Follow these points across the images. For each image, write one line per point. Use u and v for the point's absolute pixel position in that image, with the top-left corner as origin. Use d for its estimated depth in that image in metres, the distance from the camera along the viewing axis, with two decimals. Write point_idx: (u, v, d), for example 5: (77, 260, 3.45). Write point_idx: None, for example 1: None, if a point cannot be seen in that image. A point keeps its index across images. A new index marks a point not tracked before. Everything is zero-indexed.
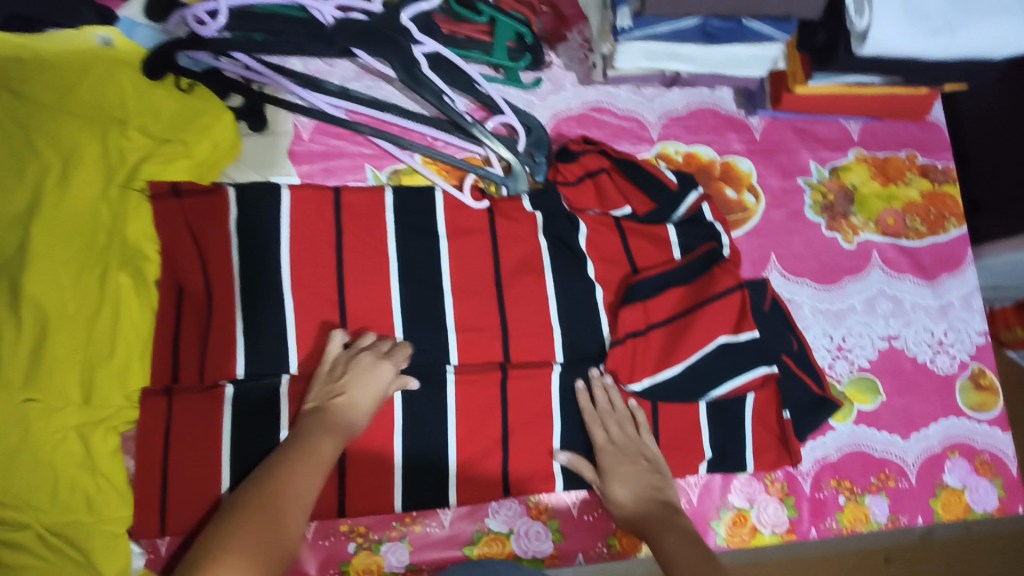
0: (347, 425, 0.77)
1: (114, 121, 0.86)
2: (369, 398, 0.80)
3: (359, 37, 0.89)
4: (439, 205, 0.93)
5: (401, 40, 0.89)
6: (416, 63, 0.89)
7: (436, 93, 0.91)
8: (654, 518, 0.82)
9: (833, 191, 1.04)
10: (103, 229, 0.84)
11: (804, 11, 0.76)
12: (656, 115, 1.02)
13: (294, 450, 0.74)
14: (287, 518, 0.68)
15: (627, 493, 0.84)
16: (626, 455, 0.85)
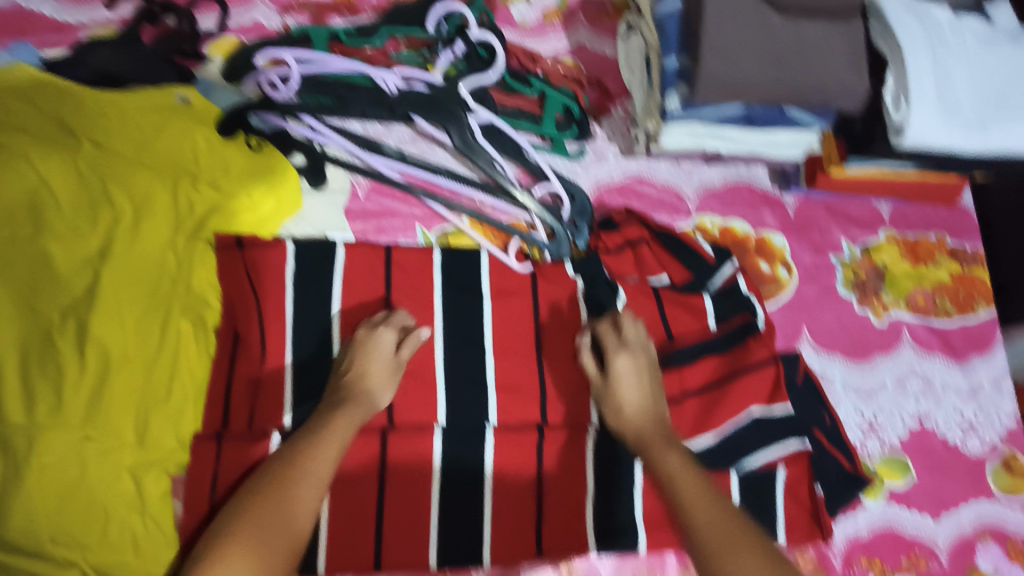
0: (364, 401, 0.82)
1: (186, 175, 0.92)
2: (390, 370, 0.85)
3: (418, 106, 0.94)
4: (484, 266, 0.97)
5: (457, 110, 0.94)
6: (471, 133, 0.94)
7: (487, 162, 0.95)
8: (658, 432, 0.82)
9: (864, 269, 1.07)
10: (169, 276, 0.88)
11: (845, 104, 0.79)
12: (694, 188, 1.06)
13: (313, 429, 0.78)
14: (298, 502, 0.72)
15: (637, 397, 0.85)
16: (638, 364, 0.87)
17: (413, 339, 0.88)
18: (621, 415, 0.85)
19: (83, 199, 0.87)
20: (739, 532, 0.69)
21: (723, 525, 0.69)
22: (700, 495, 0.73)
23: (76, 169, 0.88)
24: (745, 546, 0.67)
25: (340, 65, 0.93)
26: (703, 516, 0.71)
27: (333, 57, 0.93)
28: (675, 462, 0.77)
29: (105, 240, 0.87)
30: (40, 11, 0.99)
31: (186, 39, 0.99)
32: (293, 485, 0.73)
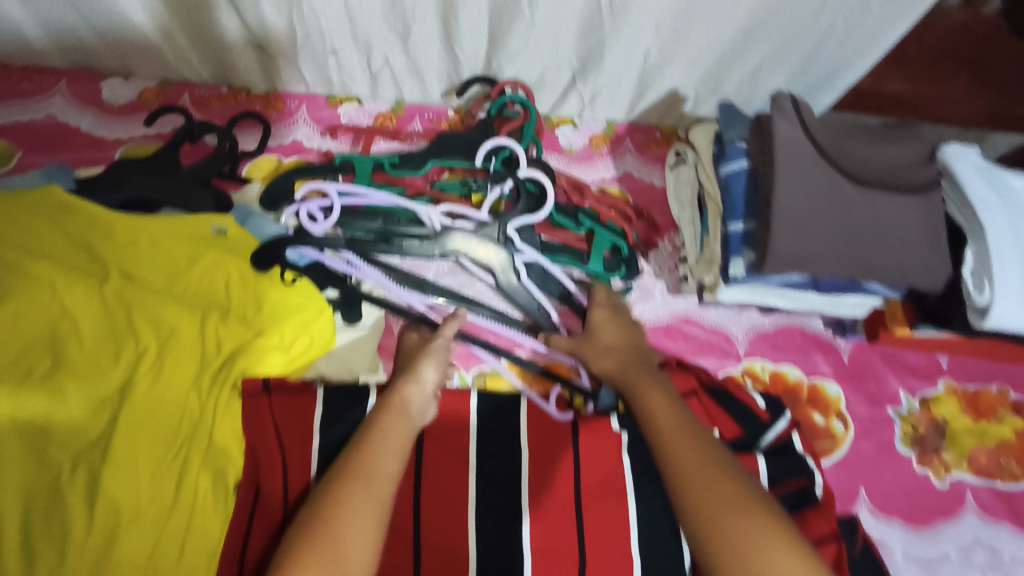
0: (418, 402, 0.81)
1: (216, 308, 0.87)
2: (434, 346, 0.87)
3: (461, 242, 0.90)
4: (524, 414, 0.92)
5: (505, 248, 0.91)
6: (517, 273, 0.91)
7: (531, 301, 0.93)
8: (638, 369, 0.87)
9: (923, 423, 1.01)
10: (189, 418, 0.81)
11: (925, 282, 0.72)
12: (743, 329, 1.01)
13: (371, 436, 0.76)
14: (350, 518, 0.68)
15: (611, 340, 0.91)
16: (614, 318, 0.94)
17: (453, 323, 0.90)
18: (604, 356, 0.90)
19: (106, 331, 0.81)
20: (714, 471, 0.73)
21: (703, 475, 0.73)
22: (680, 449, 0.76)
23: (101, 298, 0.82)
24: (717, 494, 0.71)
25: (385, 200, 0.89)
26: (687, 471, 0.74)
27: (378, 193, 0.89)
28: (662, 416, 0.80)
29: (126, 377, 0.80)
30: (77, 124, 0.97)
31: (223, 159, 0.95)
32: (352, 496, 0.69)
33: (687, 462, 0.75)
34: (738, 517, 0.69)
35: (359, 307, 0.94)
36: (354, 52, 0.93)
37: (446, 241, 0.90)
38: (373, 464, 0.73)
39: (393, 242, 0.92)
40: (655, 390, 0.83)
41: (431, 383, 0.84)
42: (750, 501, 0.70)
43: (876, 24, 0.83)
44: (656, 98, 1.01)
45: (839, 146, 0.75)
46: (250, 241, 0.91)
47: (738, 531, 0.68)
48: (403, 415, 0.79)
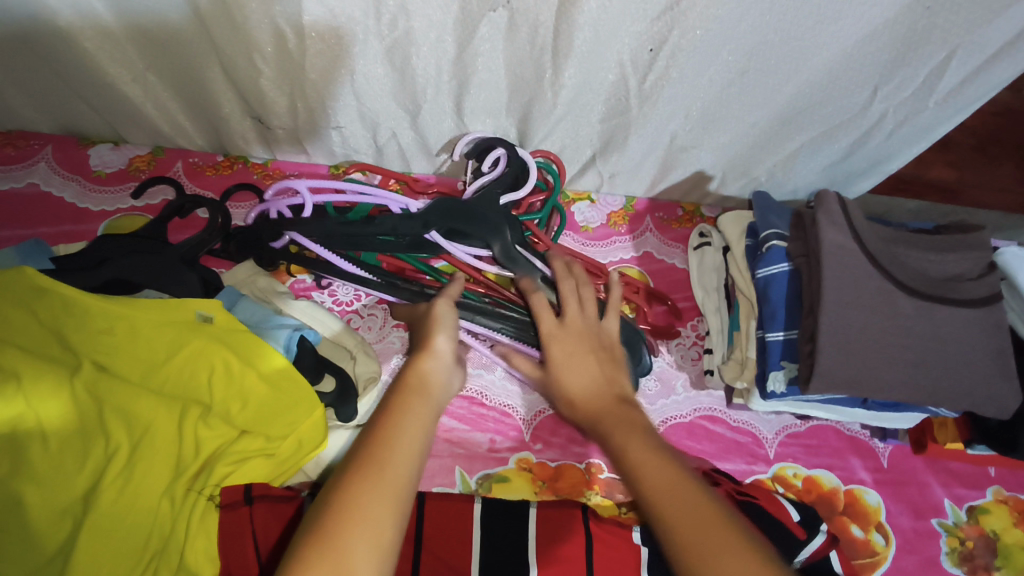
0: (438, 376, 0.61)
1: (197, 404, 0.78)
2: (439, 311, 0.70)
3: (447, 216, 0.80)
4: (531, 521, 0.81)
5: (494, 223, 0.80)
6: (510, 246, 0.80)
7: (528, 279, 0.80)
8: (609, 412, 0.59)
9: (972, 537, 0.90)
10: (160, 532, 0.71)
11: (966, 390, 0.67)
12: (773, 430, 0.92)
13: (382, 420, 0.54)
14: (374, 499, 0.47)
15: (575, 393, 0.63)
16: (579, 343, 0.67)
17: (455, 287, 0.77)
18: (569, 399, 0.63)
19: (74, 428, 0.72)
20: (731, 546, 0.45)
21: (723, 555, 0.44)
22: (689, 516, 0.47)
23: (72, 394, 0.73)
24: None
25: (366, 192, 0.82)
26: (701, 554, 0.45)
27: (352, 177, 0.81)
28: (653, 473, 0.50)
29: (91, 485, 0.71)
30: (60, 194, 0.91)
31: (216, 235, 0.89)
32: (373, 478, 0.48)
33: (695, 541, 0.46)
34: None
35: (355, 402, 0.86)
36: (359, 127, 0.88)
37: (434, 208, 0.81)
38: (389, 443, 0.51)
39: (378, 221, 0.81)
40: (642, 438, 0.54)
41: (446, 354, 0.65)
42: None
43: (930, 119, 0.81)
44: (681, 177, 0.95)
45: (891, 255, 0.71)
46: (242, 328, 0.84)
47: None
48: (422, 393, 0.58)
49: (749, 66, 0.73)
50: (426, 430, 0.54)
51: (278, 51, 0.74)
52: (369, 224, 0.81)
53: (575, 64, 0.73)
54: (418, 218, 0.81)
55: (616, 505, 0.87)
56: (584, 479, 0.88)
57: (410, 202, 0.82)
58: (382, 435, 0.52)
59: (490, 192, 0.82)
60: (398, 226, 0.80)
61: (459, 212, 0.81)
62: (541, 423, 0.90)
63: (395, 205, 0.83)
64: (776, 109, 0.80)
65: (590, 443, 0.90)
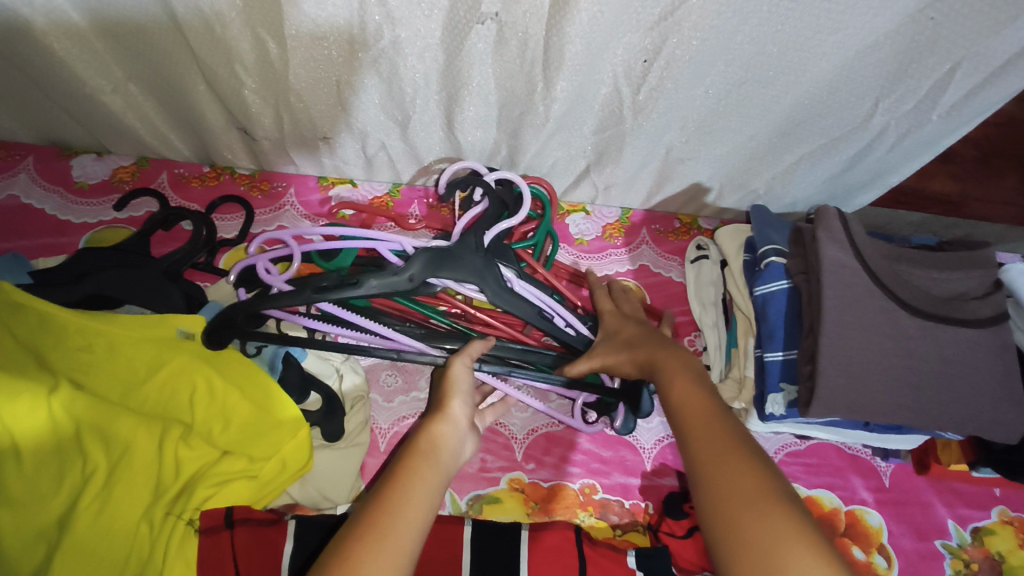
0: (451, 441, 0.61)
1: (178, 424, 0.76)
2: (455, 374, 0.69)
3: (436, 264, 0.72)
4: (522, 544, 0.78)
5: (484, 266, 0.73)
6: (506, 289, 0.73)
7: (534, 320, 0.75)
8: (664, 355, 0.66)
9: (976, 560, 0.87)
10: (137, 557, 0.69)
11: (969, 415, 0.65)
12: (772, 448, 0.90)
13: (395, 473, 0.55)
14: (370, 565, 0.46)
15: (629, 359, 0.70)
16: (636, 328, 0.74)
17: (477, 342, 0.73)
18: (623, 353, 0.71)
19: (50, 446, 0.70)
20: (746, 471, 0.51)
21: (737, 478, 0.51)
22: (713, 445, 0.54)
23: (49, 411, 0.71)
24: (749, 496, 0.49)
25: (350, 236, 0.74)
26: (720, 480, 0.51)
27: (332, 225, 0.74)
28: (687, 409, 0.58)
29: (67, 507, 0.69)
30: (40, 207, 0.89)
31: (201, 248, 0.86)
32: (384, 532, 0.49)
33: (714, 462, 0.52)
34: (784, 536, 0.47)
35: (341, 419, 0.82)
36: (346, 138, 0.86)
37: (418, 260, 0.71)
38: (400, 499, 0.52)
39: (360, 280, 0.70)
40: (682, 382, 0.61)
41: (463, 421, 0.65)
42: (786, 513, 0.48)
43: (933, 133, 0.79)
44: (677, 189, 0.94)
45: (894, 273, 0.69)
46: (231, 349, 0.80)
47: (771, 541, 0.47)
48: (434, 457, 0.58)
49: (747, 77, 0.71)
50: (431, 502, 0.54)
51: (259, 61, 0.72)
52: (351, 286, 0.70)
53: (567, 76, 0.71)
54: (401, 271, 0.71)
55: (611, 527, 0.84)
56: (578, 501, 0.85)
57: (403, 243, 0.75)
58: (401, 482, 0.54)
59: (474, 236, 0.74)
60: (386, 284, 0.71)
61: (444, 255, 0.72)
62: (534, 443, 0.88)
63: (386, 247, 0.77)
64: (773, 121, 0.78)
65: (584, 463, 0.87)
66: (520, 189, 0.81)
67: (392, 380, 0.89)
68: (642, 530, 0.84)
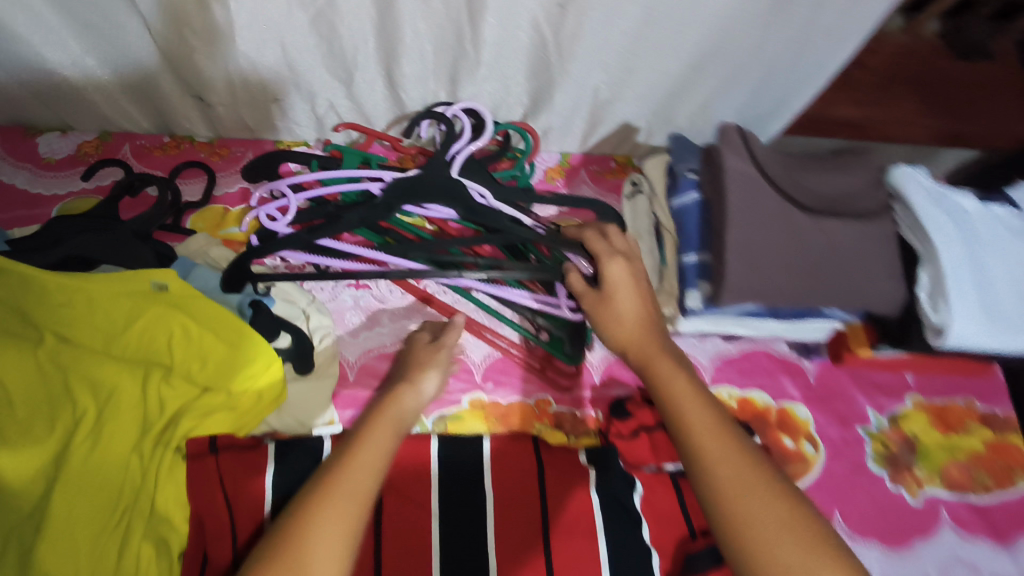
0: (411, 407, 0.79)
1: (158, 367, 0.83)
2: (437, 355, 0.85)
3: (406, 195, 0.89)
4: (486, 456, 0.87)
5: (453, 187, 0.89)
6: (476, 200, 0.89)
7: (501, 222, 0.88)
8: (660, 349, 0.78)
9: (893, 441, 0.99)
10: (131, 486, 0.76)
11: (870, 299, 0.75)
12: (708, 357, 0.99)
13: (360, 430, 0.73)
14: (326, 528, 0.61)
15: (630, 331, 0.79)
16: (634, 281, 0.82)
17: (453, 333, 0.88)
18: (618, 327, 0.80)
19: (41, 396, 0.78)
20: (765, 493, 0.64)
21: (758, 500, 0.63)
22: (737, 472, 0.65)
23: (38, 362, 0.79)
24: (773, 513, 0.62)
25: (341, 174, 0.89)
26: (734, 496, 0.64)
27: (330, 171, 0.89)
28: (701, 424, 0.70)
29: (62, 445, 0.76)
30: (12, 182, 0.94)
31: (167, 211, 0.93)
32: (328, 506, 0.62)
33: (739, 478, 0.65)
34: (799, 550, 0.60)
35: (311, 355, 0.89)
36: (297, 100, 0.92)
37: (393, 190, 0.89)
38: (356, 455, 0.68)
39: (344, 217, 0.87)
40: (684, 385, 0.73)
41: (428, 395, 0.82)
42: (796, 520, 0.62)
43: (824, 55, 0.88)
44: (609, 130, 1.02)
45: (791, 180, 0.78)
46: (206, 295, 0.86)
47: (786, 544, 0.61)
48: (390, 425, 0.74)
49: (652, 15, 0.79)
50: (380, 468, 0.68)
51: (208, 27, 0.78)
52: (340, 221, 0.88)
53: (491, 23, 0.79)
54: (383, 206, 0.88)
55: (564, 434, 0.92)
56: (534, 413, 0.93)
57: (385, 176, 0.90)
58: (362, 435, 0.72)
59: (438, 161, 0.91)
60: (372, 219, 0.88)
61: (414, 188, 0.89)
62: (490, 364, 0.94)
63: (376, 185, 0.91)
64: (682, 57, 0.87)
65: (539, 381, 0.94)
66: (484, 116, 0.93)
67: (357, 318, 0.95)
68: (595, 436, 0.92)
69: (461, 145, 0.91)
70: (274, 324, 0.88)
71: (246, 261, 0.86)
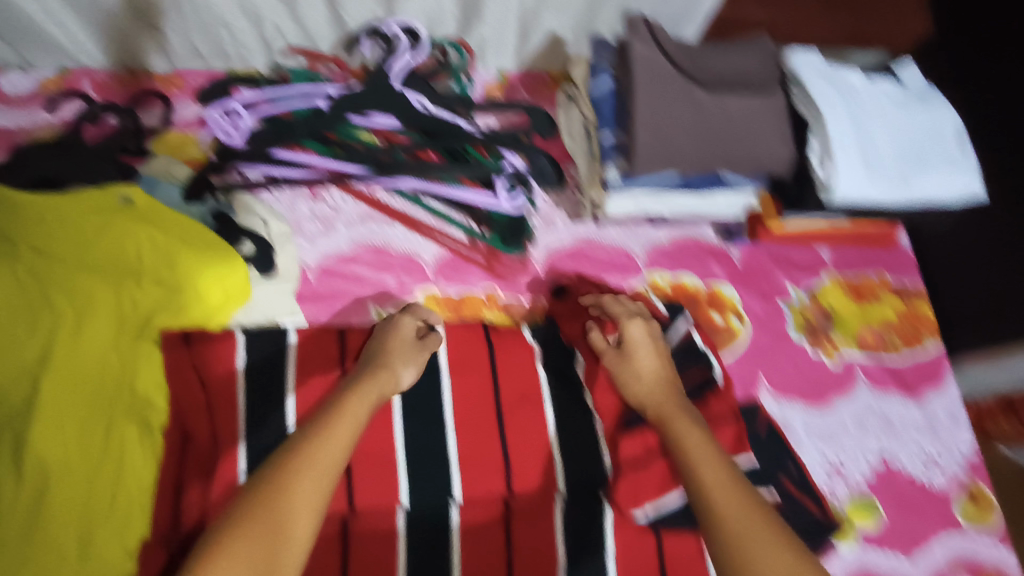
0: (386, 383, 0.85)
1: (130, 274, 0.90)
2: (413, 350, 0.90)
3: (349, 107, 1.01)
4: (442, 341, 0.95)
5: (391, 99, 1.01)
6: (411, 108, 1.01)
7: (433, 126, 1.02)
8: (677, 407, 0.86)
9: (812, 313, 1.09)
10: (113, 377, 0.85)
11: (769, 161, 0.85)
12: (640, 245, 1.08)
13: (316, 425, 0.76)
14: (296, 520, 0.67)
15: (646, 391, 0.88)
16: (650, 343, 0.93)
17: (434, 314, 0.95)
18: (637, 383, 0.89)
19: (21, 305, 0.84)
20: (766, 537, 0.72)
21: (762, 546, 0.71)
22: (742, 518, 0.73)
23: (15, 275, 0.85)
24: (773, 555, 0.70)
25: (291, 93, 1.02)
26: (743, 537, 0.72)
27: (280, 89, 1.01)
28: (711, 472, 0.78)
29: (44, 346, 0.82)
30: None
31: (127, 136, 1.01)
32: (284, 495, 0.68)
33: (744, 523, 0.73)
34: None
35: (272, 257, 0.95)
36: (244, 23, 1.00)
37: (337, 103, 1.01)
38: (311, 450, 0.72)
39: (294, 129, 1.00)
40: (696, 434, 0.82)
41: (404, 382, 0.88)
42: (790, 557, 0.70)
43: None
44: (539, 42, 1.10)
45: (691, 59, 0.86)
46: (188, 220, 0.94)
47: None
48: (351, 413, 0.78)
49: None
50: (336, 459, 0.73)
51: None
52: (291, 133, 1.00)
53: None
54: (329, 119, 1.01)
55: (511, 319, 1.01)
56: (482, 303, 1.01)
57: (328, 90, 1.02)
58: (319, 430, 0.75)
59: (378, 76, 1.02)
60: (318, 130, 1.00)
61: (355, 100, 1.01)
62: (440, 261, 1.01)
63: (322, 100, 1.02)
64: None
65: (484, 273, 1.02)
66: (417, 33, 1.03)
67: (313, 226, 1.01)
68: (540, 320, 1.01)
69: (395, 60, 1.02)
70: (235, 233, 0.95)
71: (208, 172, 0.98)
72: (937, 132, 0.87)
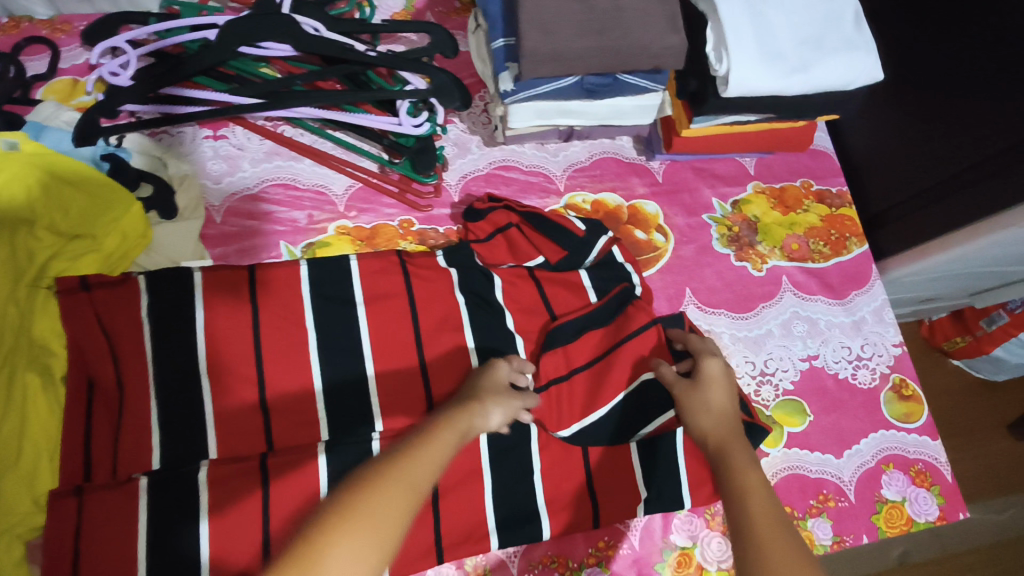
0: (473, 425, 0.77)
1: (20, 221, 0.83)
2: (508, 394, 0.82)
3: (241, 37, 0.91)
4: (354, 272, 0.93)
5: (287, 24, 0.92)
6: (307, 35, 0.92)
7: (334, 50, 0.93)
8: (739, 444, 0.81)
9: (737, 224, 1.09)
10: (9, 330, 0.81)
11: (661, 58, 0.83)
12: (561, 167, 1.07)
13: (403, 454, 0.68)
14: (343, 538, 0.58)
15: (712, 419, 0.83)
16: (723, 380, 0.87)
17: (500, 364, 0.85)
18: (704, 415, 0.84)
19: None
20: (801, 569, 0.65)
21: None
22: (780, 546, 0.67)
23: None
24: None
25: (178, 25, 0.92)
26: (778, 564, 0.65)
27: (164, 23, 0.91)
28: (758, 505, 0.72)
29: None
30: None
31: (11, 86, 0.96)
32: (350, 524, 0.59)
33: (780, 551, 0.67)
34: None
35: (173, 199, 0.95)
36: None
37: (228, 32, 0.91)
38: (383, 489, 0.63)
39: (182, 63, 0.90)
40: (754, 474, 0.77)
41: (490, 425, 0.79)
42: None
43: None
44: None
45: None
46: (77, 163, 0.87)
47: None
48: (435, 449, 0.70)
49: None
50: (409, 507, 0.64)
51: None
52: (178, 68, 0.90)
53: None
54: (220, 49, 0.91)
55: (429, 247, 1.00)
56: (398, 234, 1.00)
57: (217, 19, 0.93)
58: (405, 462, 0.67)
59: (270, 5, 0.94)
60: (207, 62, 0.90)
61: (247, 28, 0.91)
62: (353, 195, 1.01)
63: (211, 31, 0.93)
64: None
65: (400, 203, 1.02)
66: None
67: (218, 167, 1.00)
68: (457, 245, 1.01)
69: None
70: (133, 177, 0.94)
71: (95, 114, 0.91)
72: (835, 18, 0.86)
